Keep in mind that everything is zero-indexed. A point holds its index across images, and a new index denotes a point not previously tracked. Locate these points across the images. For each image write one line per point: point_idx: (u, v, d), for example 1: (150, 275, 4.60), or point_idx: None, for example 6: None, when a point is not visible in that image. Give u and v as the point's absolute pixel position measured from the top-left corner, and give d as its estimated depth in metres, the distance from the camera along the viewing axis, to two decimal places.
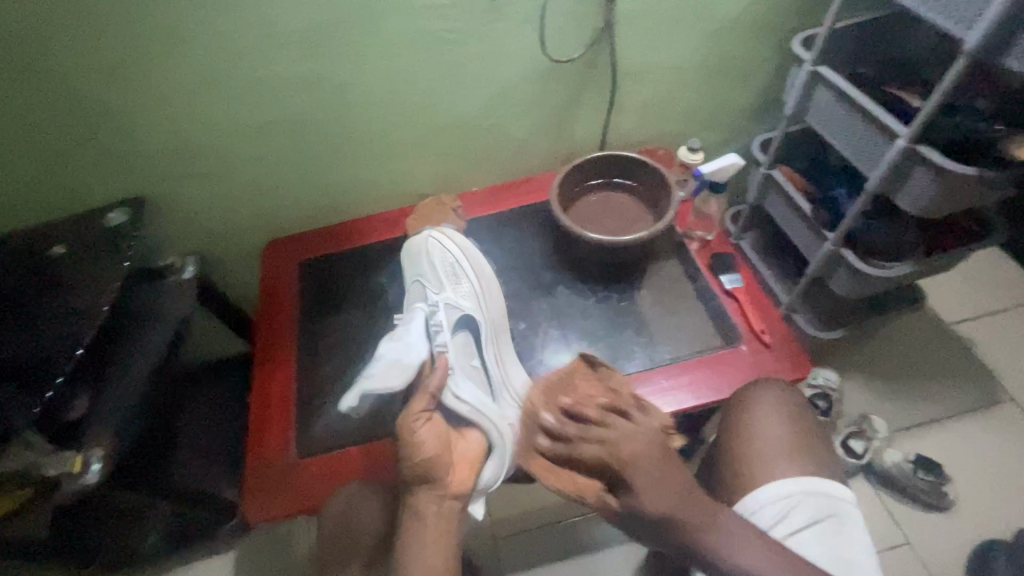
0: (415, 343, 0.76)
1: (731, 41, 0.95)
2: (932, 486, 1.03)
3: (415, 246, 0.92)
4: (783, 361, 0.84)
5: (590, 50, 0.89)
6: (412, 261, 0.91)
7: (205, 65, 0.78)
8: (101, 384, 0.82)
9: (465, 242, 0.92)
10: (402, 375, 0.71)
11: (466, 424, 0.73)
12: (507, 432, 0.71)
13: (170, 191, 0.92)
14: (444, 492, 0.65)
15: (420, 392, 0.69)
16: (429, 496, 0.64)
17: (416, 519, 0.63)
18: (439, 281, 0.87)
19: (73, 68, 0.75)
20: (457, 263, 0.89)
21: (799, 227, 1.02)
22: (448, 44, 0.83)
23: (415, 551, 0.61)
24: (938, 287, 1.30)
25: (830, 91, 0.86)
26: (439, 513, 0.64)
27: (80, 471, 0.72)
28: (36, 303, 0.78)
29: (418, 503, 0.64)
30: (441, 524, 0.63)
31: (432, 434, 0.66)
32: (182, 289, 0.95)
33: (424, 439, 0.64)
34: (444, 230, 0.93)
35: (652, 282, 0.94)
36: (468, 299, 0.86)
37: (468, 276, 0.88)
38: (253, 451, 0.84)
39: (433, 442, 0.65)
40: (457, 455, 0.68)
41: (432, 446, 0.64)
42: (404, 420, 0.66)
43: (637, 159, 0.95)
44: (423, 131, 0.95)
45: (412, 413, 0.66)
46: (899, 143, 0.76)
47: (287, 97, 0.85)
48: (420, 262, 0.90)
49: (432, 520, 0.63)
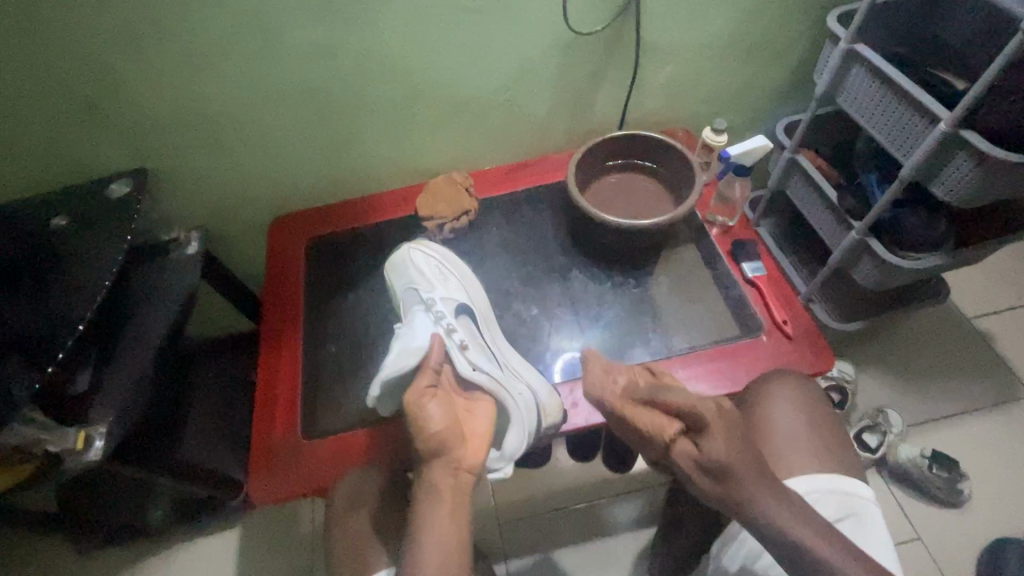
0: (420, 330, 0.76)
1: (764, 15, 0.90)
2: (946, 481, 1.00)
3: (396, 257, 0.88)
4: (804, 353, 0.81)
5: (615, 23, 0.84)
6: (399, 269, 0.86)
7: (210, 29, 0.74)
8: (104, 359, 0.80)
9: (445, 248, 0.91)
10: (418, 353, 0.70)
11: (476, 398, 0.70)
12: (519, 399, 0.70)
13: (174, 163, 0.89)
14: (458, 465, 0.61)
15: (422, 368, 0.67)
16: (441, 472, 0.60)
17: (428, 495, 0.59)
18: (427, 280, 0.84)
19: (71, 30, 0.71)
20: (442, 264, 0.87)
21: (823, 215, 0.99)
22: (466, 12, 0.79)
23: (432, 527, 0.56)
24: (961, 279, 1.27)
25: (866, 70, 0.82)
26: (450, 485, 0.60)
27: (83, 449, 0.71)
28: (37, 276, 0.75)
29: (431, 479, 0.60)
30: (457, 497, 0.59)
31: (441, 409, 0.62)
32: (186, 263, 0.93)
33: (433, 413, 0.61)
34: (421, 241, 0.90)
35: (670, 269, 0.91)
36: (459, 292, 0.84)
37: (454, 274, 0.86)
38: (259, 431, 0.83)
39: (443, 417, 0.61)
40: (469, 429, 0.65)
41: (441, 419, 0.61)
42: (410, 396, 0.62)
43: (659, 139, 0.91)
44: (437, 105, 0.91)
45: (419, 387, 0.64)
46: (939, 129, 0.72)
47: (295, 66, 0.81)
48: (406, 270, 0.85)
49: (446, 494, 0.59)
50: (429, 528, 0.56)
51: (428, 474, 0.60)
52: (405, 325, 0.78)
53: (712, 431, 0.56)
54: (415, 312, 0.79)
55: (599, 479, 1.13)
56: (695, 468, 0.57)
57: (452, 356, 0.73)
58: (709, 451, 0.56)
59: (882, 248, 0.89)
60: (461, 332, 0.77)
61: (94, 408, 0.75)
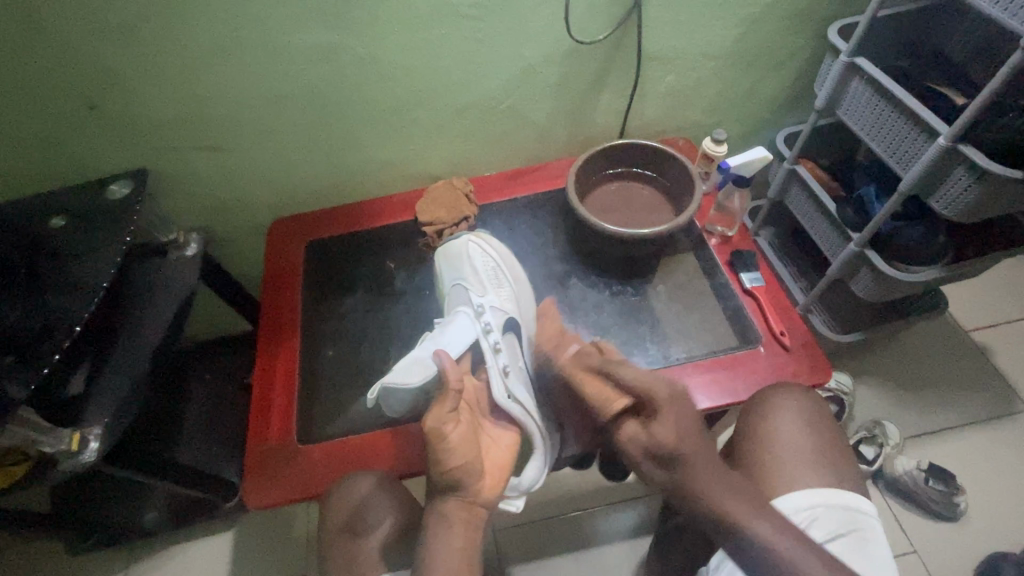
0: (449, 344, 0.74)
1: (765, 27, 0.90)
2: (942, 495, 1.00)
3: (455, 249, 0.89)
4: (802, 364, 0.81)
5: (617, 32, 0.85)
6: (455, 263, 0.87)
7: (214, 32, 0.75)
8: (100, 360, 0.80)
9: (506, 250, 0.90)
10: (421, 372, 0.70)
11: (502, 426, 0.71)
12: (547, 434, 0.71)
13: (174, 164, 0.89)
14: (472, 498, 0.61)
15: (447, 390, 0.61)
16: (454, 503, 0.60)
17: (441, 523, 0.59)
18: (480, 283, 0.84)
19: (74, 30, 0.71)
20: (499, 268, 0.87)
21: (822, 226, 0.99)
22: (469, 19, 0.79)
23: (440, 559, 0.56)
24: (959, 292, 1.27)
25: (866, 83, 0.82)
26: (465, 517, 0.59)
27: (77, 449, 0.71)
28: (35, 275, 0.75)
29: (444, 508, 0.60)
30: (469, 530, 0.59)
31: (462, 439, 0.60)
32: (185, 264, 0.93)
33: (454, 447, 0.58)
34: (483, 235, 0.91)
35: (668, 278, 0.91)
36: (510, 303, 0.83)
37: (509, 283, 0.85)
38: (254, 435, 0.82)
39: (464, 451, 0.59)
40: (488, 459, 0.65)
41: (462, 455, 0.59)
42: (430, 421, 0.59)
43: (660, 148, 0.91)
44: (439, 110, 0.91)
45: (442, 412, 0.60)
46: (938, 143, 0.72)
47: (298, 70, 0.81)
48: (462, 266, 0.86)
49: (460, 525, 0.59)
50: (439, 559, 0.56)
51: (442, 504, 0.60)
52: (453, 326, 0.77)
53: (660, 411, 0.56)
54: (464, 314, 0.78)
55: (595, 487, 1.12)
56: (643, 453, 0.57)
57: (493, 379, 0.72)
58: (654, 434, 0.55)
59: (881, 261, 0.89)
60: (505, 354, 0.75)
61: (88, 409, 0.75)
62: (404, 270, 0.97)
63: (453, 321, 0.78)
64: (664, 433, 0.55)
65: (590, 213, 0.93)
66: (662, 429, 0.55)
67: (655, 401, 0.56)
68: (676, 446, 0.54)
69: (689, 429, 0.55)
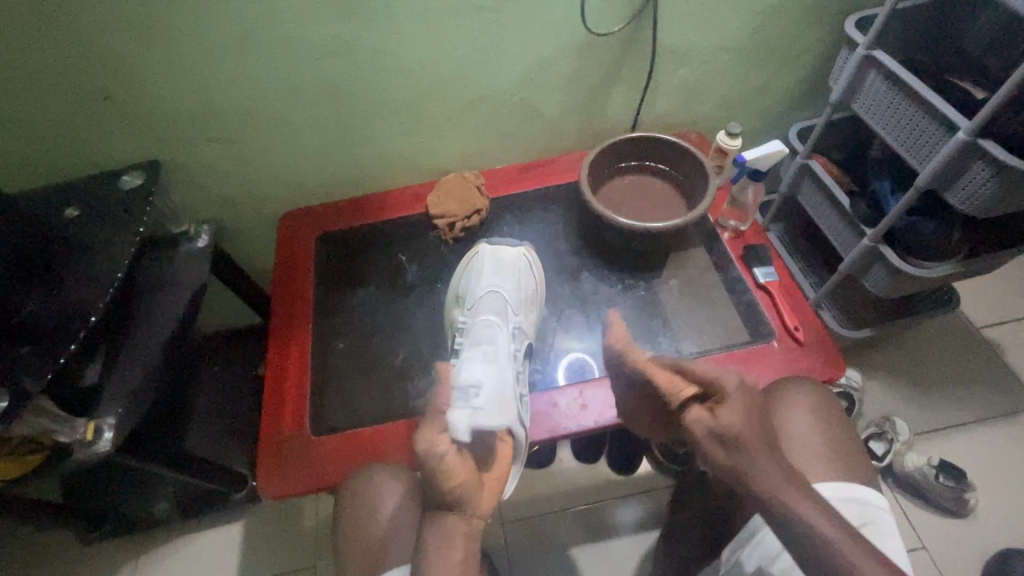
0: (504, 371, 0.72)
1: (780, 21, 0.89)
2: (954, 491, 0.99)
3: (504, 256, 0.87)
4: (817, 359, 0.80)
5: (631, 25, 0.84)
6: (496, 269, 0.85)
7: (228, 23, 0.74)
8: (113, 351, 0.80)
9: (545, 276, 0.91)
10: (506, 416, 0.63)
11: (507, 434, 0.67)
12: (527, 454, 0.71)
13: (186, 156, 0.89)
14: (471, 511, 0.55)
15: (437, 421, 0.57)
16: (451, 519, 0.54)
17: (433, 541, 0.54)
18: (519, 301, 0.84)
19: (88, 20, 0.70)
20: (537, 291, 0.87)
21: (835, 222, 0.98)
22: (483, 12, 0.79)
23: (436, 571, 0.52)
24: (969, 289, 1.26)
25: (882, 77, 0.81)
26: (463, 528, 0.54)
27: (91, 439, 0.71)
28: (50, 266, 0.75)
29: (443, 518, 0.54)
30: (469, 541, 0.54)
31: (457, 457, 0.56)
32: (196, 257, 0.93)
33: (451, 465, 0.54)
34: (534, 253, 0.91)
35: (680, 272, 0.91)
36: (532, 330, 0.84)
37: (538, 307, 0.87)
38: (265, 425, 0.82)
39: (457, 468, 0.54)
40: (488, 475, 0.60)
41: (459, 474, 0.54)
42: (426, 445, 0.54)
43: (673, 142, 0.91)
44: (451, 103, 0.91)
45: (437, 447, 0.54)
46: (957, 137, 0.71)
47: (311, 61, 0.81)
48: (505, 276, 0.85)
49: (461, 539, 0.54)
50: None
51: (437, 521, 0.54)
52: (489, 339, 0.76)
53: (732, 402, 0.55)
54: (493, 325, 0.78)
55: (603, 481, 1.13)
56: (707, 436, 0.55)
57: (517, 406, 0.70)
58: (725, 420, 0.54)
59: (895, 256, 0.89)
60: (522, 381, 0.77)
61: (103, 400, 0.75)
62: (415, 263, 0.97)
63: (480, 330, 0.78)
64: (732, 421, 0.54)
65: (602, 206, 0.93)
66: (730, 415, 0.54)
67: (726, 388, 0.56)
68: (741, 431, 0.54)
69: (754, 419, 0.55)
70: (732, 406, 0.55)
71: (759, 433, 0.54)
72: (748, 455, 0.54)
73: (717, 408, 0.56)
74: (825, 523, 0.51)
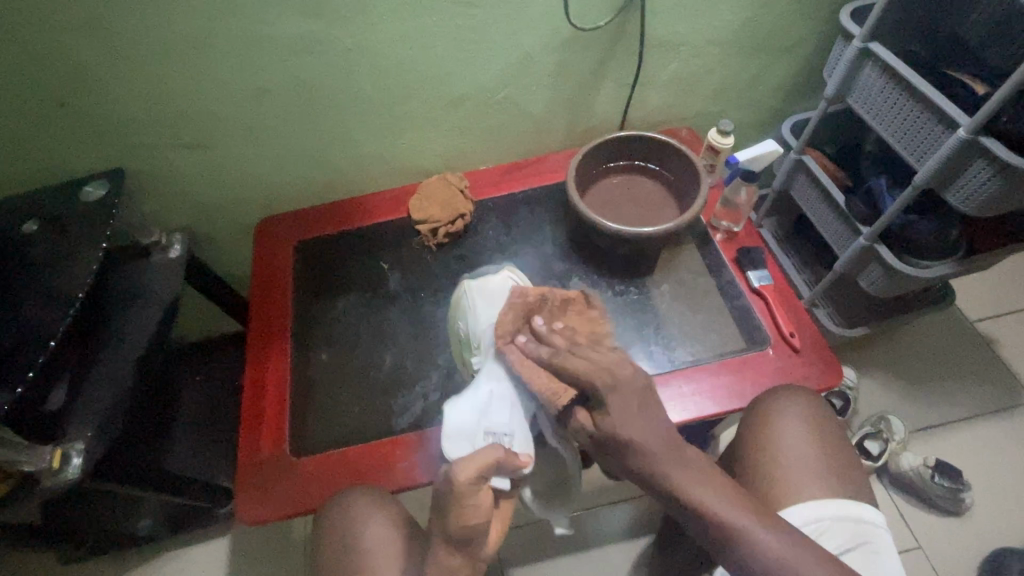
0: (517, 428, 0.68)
1: (774, 11, 0.85)
2: (948, 491, 0.98)
3: (494, 285, 0.81)
4: (812, 367, 0.77)
5: (619, 18, 0.80)
6: (491, 302, 0.79)
7: (190, 22, 0.69)
8: (81, 373, 0.76)
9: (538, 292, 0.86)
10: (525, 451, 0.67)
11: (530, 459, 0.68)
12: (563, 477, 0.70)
13: (154, 163, 0.84)
14: (473, 553, 0.55)
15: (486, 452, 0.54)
16: (455, 558, 0.54)
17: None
18: None
19: (36, 21, 0.65)
20: None
21: (831, 219, 0.96)
22: (462, 6, 0.74)
23: None
24: (964, 282, 1.25)
25: (880, 70, 0.78)
26: (462, 575, 0.54)
27: (59, 467, 0.68)
28: (8, 285, 0.71)
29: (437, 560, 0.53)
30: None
31: (485, 499, 0.53)
32: (169, 268, 0.89)
33: (479, 502, 0.52)
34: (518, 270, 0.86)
35: (673, 275, 0.87)
36: None
37: None
38: (243, 446, 0.79)
39: (485, 508, 0.53)
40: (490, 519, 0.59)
41: (479, 517, 0.52)
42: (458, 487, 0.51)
43: (663, 141, 0.87)
44: (432, 103, 0.87)
45: (467, 487, 0.52)
46: (958, 135, 0.68)
47: (281, 62, 0.76)
48: (504, 307, 0.79)
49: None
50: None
51: (444, 559, 0.54)
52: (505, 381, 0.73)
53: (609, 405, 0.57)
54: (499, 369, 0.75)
55: (596, 487, 1.11)
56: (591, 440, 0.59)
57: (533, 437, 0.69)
58: (607, 425, 0.57)
59: (892, 255, 0.86)
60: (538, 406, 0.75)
61: (72, 424, 0.72)
62: (398, 270, 0.93)
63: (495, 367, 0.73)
64: (615, 426, 0.57)
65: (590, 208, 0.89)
66: (616, 423, 0.57)
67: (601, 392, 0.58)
68: (629, 437, 0.56)
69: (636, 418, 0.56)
70: (612, 411, 0.57)
71: (645, 435, 0.56)
72: (647, 455, 0.56)
73: (599, 416, 0.58)
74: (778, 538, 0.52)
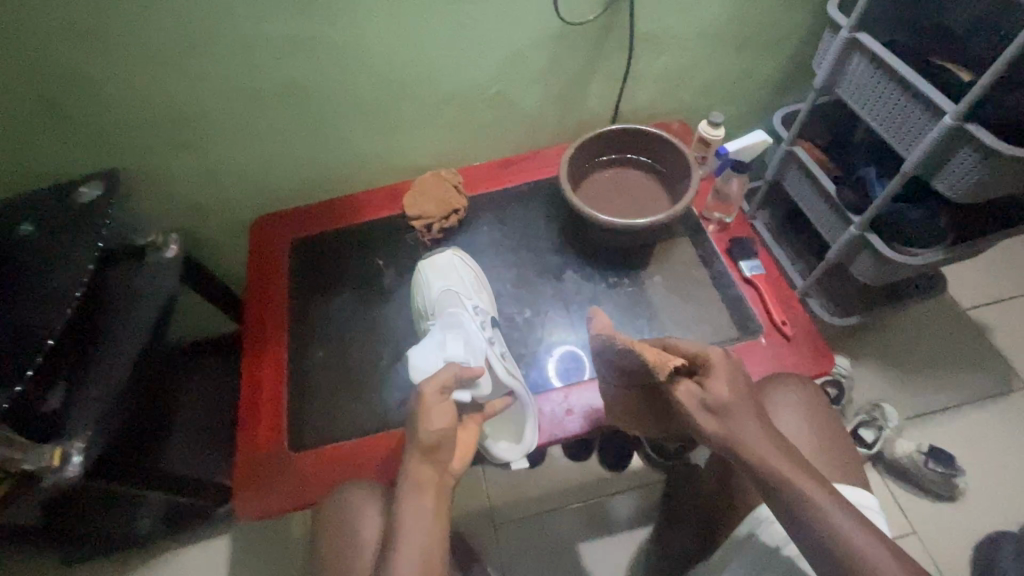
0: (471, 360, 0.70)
1: (763, 3, 0.86)
2: (942, 476, 1.00)
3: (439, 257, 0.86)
4: (804, 355, 0.78)
5: (608, 12, 0.81)
6: (440, 274, 0.84)
7: (182, 23, 0.70)
8: (78, 374, 0.76)
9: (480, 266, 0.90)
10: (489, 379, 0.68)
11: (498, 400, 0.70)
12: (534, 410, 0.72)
13: (147, 163, 0.85)
14: (442, 465, 0.59)
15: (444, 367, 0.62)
16: (423, 466, 0.58)
17: (412, 488, 0.56)
18: (468, 289, 0.83)
19: (29, 23, 0.66)
20: (479, 276, 0.87)
21: (823, 209, 0.96)
22: (452, 2, 0.75)
23: (408, 521, 0.54)
24: (956, 271, 1.26)
25: (867, 60, 0.79)
26: (432, 482, 0.57)
27: (60, 464, 0.69)
28: (4, 287, 0.71)
29: (411, 470, 0.57)
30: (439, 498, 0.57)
31: (449, 408, 0.60)
32: (165, 267, 0.90)
33: (446, 409, 0.60)
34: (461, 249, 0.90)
35: (666, 267, 0.88)
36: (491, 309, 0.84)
37: (487, 289, 0.86)
38: (241, 443, 0.80)
39: (449, 415, 0.60)
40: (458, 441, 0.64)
41: (442, 421, 0.59)
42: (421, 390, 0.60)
43: (655, 134, 0.88)
44: (424, 99, 0.87)
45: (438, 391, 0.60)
46: (944, 122, 0.69)
47: (272, 60, 0.76)
48: (449, 274, 0.83)
49: (430, 488, 0.57)
50: (406, 528, 0.54)
51: (415, 466, 0.58)
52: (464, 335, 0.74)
53: (716, 370, 0.57)
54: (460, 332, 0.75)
55: (594, 478, 1.12)
56: (697, 407, 0.56)
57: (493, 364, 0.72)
58: (714, 389, 0.55)
59: (881, 244, 0.87)
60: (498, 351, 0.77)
61: (70, 424, 0.72)
62: (393, 266, 0.93)
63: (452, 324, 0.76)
64: (724, 391, 0.55)
65: (583, 201, 0.90)
66: (722, 388, 0.56)
67: (711, 358, 0.58)
68: (732, 400, 0.55)
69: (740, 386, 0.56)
70: (721, 378, 0.56)
71: (748, 401, 0.55)
72: (737, 423, 0.54)
73: (704, 380, 0.57)
74: (837, 512, 0.49)
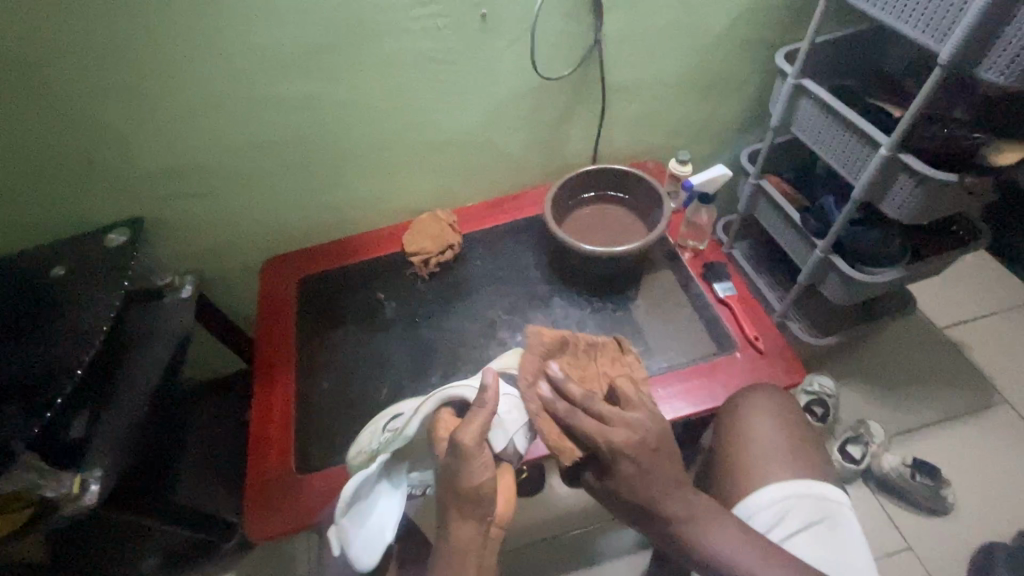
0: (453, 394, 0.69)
1: (718, 56, 0.97)
2: (931, 488, 1.02)
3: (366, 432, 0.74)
4: (777, 367, 0.83)
5: (580, 68, 0.92)
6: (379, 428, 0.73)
7: (207, 88, 0.80)
8: (98, 405, 0.82)
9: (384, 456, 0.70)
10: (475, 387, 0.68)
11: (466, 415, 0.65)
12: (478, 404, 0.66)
13: (168, 211, 0.93)
14: (484, 519, 0.60)
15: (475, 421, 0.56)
16: (468, 526, 0.59)
17: (453, 552, 0.59)
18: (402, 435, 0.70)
19: (77, 92, 0.76)
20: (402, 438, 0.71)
21: (791, 236, 1.05)
22: (442, 64, 0.86)
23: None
24: (927, 293, 1.32)
25: (813, 102, 0.90)
26: (476, 540, 0.60)
27: (78, 493, 0.72)
28: (37, 323, 0.78)
29: (451, 533, 0.59)
30: (481, 558, 0.60)
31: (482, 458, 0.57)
32: (181, 306, 0.97)
33: (480, 465, 0.57)
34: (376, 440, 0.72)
35: (648, 292, 0.94)
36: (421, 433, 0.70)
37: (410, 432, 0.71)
38: (251, 470, 0.84)
39: (489, 467, 0.58)
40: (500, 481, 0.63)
41: (481, 477, 0.57)
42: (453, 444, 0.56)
43: (629, 172, 0.97)
44: (420, 149, 0.97)
45: (470, 453, 0.56)
46: (881, 153, 0.78)
47: (284, 117, 0.87)
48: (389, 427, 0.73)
49: (474, 547, 0.60)
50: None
51: (458, 528, 0.59)
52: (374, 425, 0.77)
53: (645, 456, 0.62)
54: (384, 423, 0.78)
55: (593, 504, 1.13)
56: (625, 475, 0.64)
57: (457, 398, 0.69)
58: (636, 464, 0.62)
59: (845, 265, 0.95)
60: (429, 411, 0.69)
61: (91, 451, 0.77)
62: (393, 300, 0.99)
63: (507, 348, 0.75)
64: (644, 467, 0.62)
65: (567, 235, 0.98)
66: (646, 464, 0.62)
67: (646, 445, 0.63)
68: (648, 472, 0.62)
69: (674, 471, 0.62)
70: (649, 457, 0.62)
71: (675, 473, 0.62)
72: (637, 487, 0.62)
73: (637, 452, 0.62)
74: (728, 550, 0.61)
